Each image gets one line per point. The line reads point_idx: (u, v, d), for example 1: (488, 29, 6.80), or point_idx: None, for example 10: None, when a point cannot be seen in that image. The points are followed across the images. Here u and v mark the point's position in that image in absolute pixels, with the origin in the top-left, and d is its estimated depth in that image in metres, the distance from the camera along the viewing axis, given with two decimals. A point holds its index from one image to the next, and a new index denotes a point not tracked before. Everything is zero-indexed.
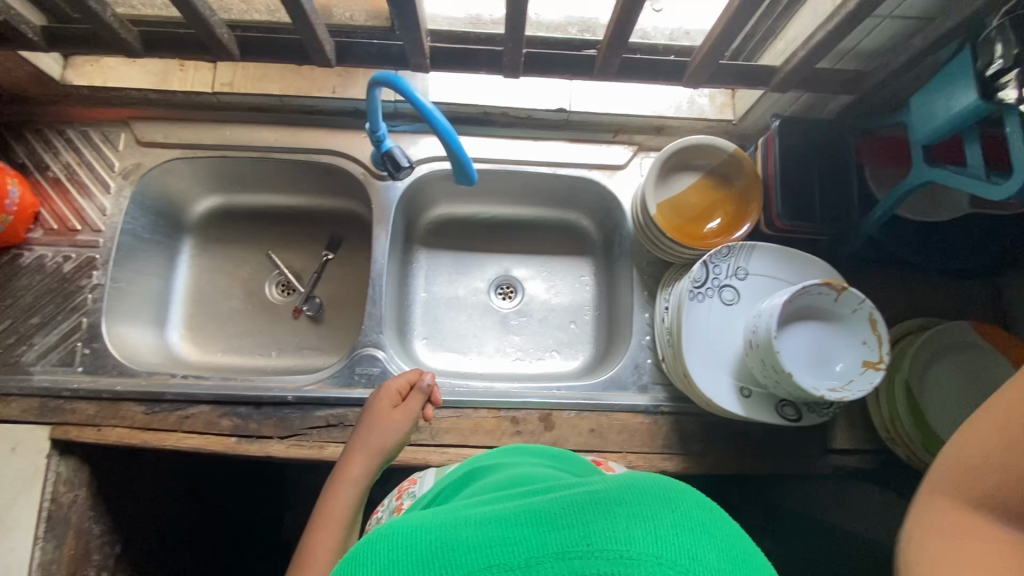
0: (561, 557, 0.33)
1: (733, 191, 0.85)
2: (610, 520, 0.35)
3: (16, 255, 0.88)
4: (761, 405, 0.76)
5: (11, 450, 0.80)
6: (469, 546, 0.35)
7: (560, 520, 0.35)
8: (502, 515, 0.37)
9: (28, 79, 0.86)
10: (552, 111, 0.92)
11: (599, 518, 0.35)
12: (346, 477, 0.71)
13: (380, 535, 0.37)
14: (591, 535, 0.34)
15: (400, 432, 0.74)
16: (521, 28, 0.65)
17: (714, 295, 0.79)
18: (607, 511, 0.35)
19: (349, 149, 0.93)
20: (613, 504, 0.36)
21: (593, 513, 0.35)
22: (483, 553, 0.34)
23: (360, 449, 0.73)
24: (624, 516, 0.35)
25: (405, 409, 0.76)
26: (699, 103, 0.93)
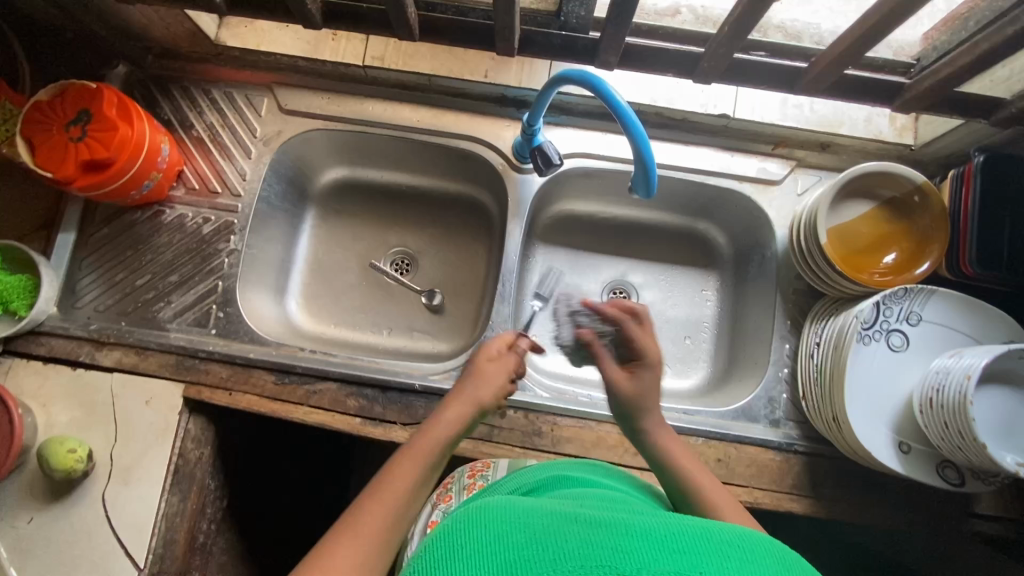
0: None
1: (914, 225, 0.77)
2: (724, 559, 0.37)
3: (158, 211, 0.89)
4: (921, 464, 0.70)
5: (147, 402, 0.82)
6: (583, 543, 0.38)
7: (677, 544, 0.38)
8: (611, 524, 0.40)
9: (185, 35, 0.86)
10: (713, 116, 0.86)
11: (710, 550, 0.38)
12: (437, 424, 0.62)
13: (473, 520, 0.42)
14: (704, 567, 0.37)
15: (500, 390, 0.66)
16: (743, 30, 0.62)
17: (881, 339, 0.73)
18: (715, 548, 0.38)
19: (490, 137, 0.90)
20: (723, 550, 0.38)
21: (705, 548, 0.38)
22: (593, 553, 0.37)
23: (459, 398, 0.64)
24: (736, 557, 0.38)
25: (500, 369, 0.68)
26: (878, 122, 0.85)
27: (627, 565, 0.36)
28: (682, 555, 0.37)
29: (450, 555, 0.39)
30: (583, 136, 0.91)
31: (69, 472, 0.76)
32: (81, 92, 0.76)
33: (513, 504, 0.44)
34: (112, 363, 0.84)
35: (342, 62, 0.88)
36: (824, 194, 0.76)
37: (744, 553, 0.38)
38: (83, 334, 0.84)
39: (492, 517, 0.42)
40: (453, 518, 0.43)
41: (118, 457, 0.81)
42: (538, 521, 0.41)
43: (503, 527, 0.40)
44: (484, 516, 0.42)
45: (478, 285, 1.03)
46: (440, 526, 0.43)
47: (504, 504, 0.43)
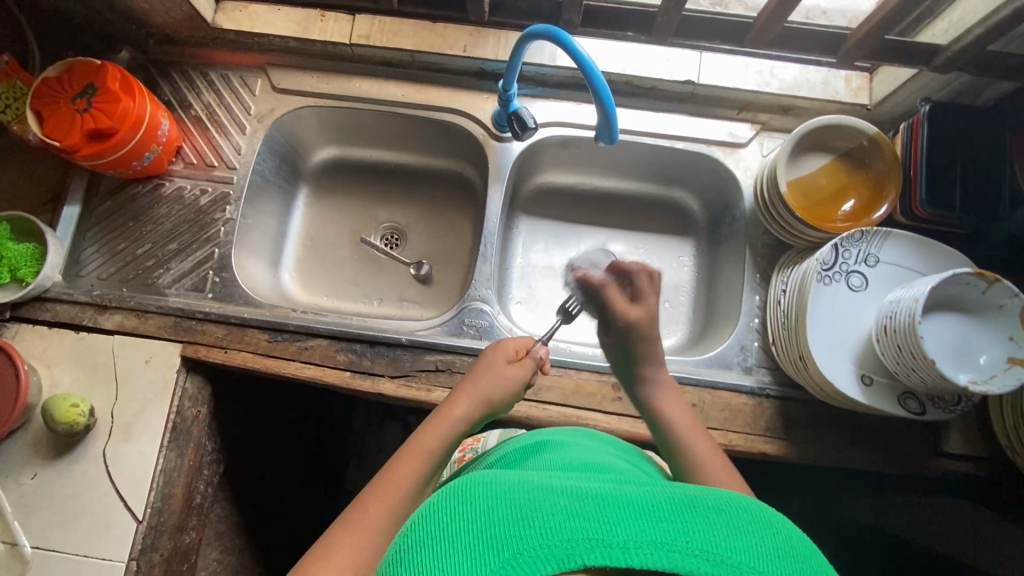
0: (658, 546, 0.39)
1: (869, 175, 0.82)
2: (705, 525, 0.41)
3: (158, 185, 0.94)
4: (883, 395, 0.74)
5: (147, 361, 0.86)
6: (572, 514, 0.41)
7: (660, 514, 0.41)
8: (597, 493, 0.43)
9: (183, 20, 0.92)
10: (679, 83, 0.91)
11: (691, 519, 0.41)
12: (447, 414, 0.65)
13: (465, 494, 0.44)
14: (687, 536, 0.40)
15: (513, 389, 0.69)
16: None
17: (841, 279, 0.77)
18: (700, 515, 0.41)
19: (470, 108, 0.95)
20: (704, 514, 0.41)
21: (687, 517, 0.41)
22: (583, 525, 0.40)
23: (471, 393, 0.67)
24: (718, 526, 0.41)
25: (517, 369, 0.71)
26: (834, 84, 0.90)
27: (613, 537, 0.40)
28: (668, 525, 0.40)
29: (447, 530, 0.42)
30: (558, 106, 0.96)
31: (71, 425, 0.80)
32: (87, 68, 0.82)
33: (503, 476, 0.46)
34: (113, 325, 0.88)
35: (330, 41, 0.93)
36: (783, 146, 0.81)
37: (726, 523, 0.41)
38: (86, 299, 0.89)
39: (484, 492, 0.44)
40: (446, 491, 0.46)
41: (118, 414, 0.85)
42: (528, 492, 0.43)
43: (495, 501, 0.43)
44: (477, 491, 0.44)
45: (464, 255, 1.08)
46: (435, 500, 0.46)
47: (495, 479, 0.46)
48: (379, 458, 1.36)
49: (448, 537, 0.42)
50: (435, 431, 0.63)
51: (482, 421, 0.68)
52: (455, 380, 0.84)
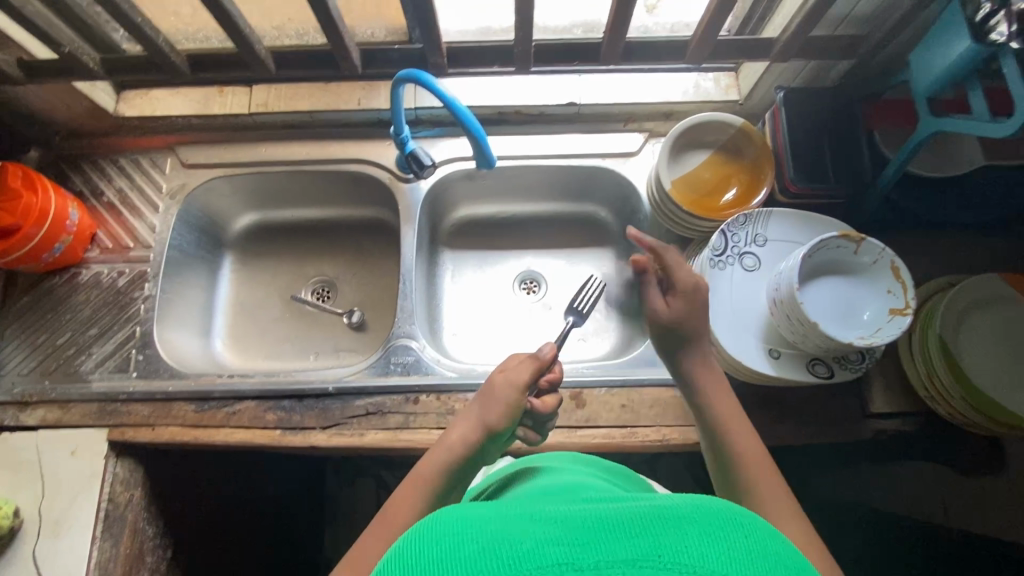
0: (630, 564, 0.34)
1: (745, 164, 0.88)
2: (681, 535, 0.36)
3: (75, 273, 0.95)
4: (792, 365, 0.76)
5: (72, 452, 0.84)
6: (542, 543, 0.36)
7: (634, 530, 0.37)
8: (569, 519, 0.39)
9: (86, 113, 0.95)
10: (564, 105, 0.97)
11: (670, 533, 0.36)
12: (444, 441, 0.67)
13: (430, 528, 0.39)
14: (662, 548, 0.35)
15: (510, 407, 0.68)
16: (528, 18, 0.72)
17: (735, 262, 0.80)
18: (675, 525, 0.37)
19: (374, 156, 1.00)
20: (676, 524, 0.37)
21: (665, 529, 0.36)
22: (552, 549, 0.35)
23: (467, 418, 0.69)
24: (697, 534, 0.36)
25: (514, 375, 0.70)
26: (705, 86, 0.96)
27: (586, 559, 0.35)
28: (639, 540, 0.36)
29: (408, 561, 0.36)
30: (457, 144, 1.01)
31: None
32: None
33: (473, 510, 0.40)
34: (37, 421, 0.86)
35: (231, 113, 0.97)
36: (662, 148, 0.86)
37: (703, 527, 0.37)
38: (8, 397, 0.87)
39: (450, 529, 0.38)
40: (412, 534, 0.39)
41: (46, 511, 0.82)
42: (496, 524, 0.38)
43: (463, 533, 0.37)
44: (442, 525, 0.38)
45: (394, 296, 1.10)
46: (398, 548, 0.38)
47: (464, 509, 0.40)
48: (351, 519, 1.32)
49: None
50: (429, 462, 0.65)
51: (486, 444, 0.68)
52: (387, 420, 0.84)
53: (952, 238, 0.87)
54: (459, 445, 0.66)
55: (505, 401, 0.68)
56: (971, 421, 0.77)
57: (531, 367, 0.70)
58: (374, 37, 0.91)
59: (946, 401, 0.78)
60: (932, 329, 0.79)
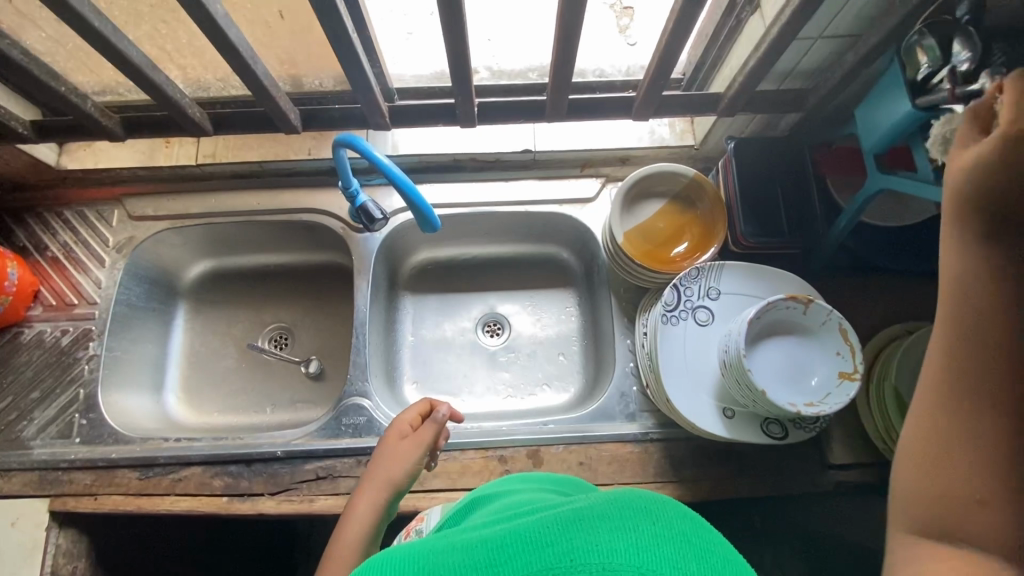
0: (544, 573, 0.35)
1: (698, 213, 0.87)
2: (593, 531, 0.36)
3: (17, 333, 0.92)
4: (746, 425, 0.75)
5: (11, 524, 0.81)
6: (455, 569, 0.36)
7: (547, 538, 0.36)
8: (486, 539, 0.38)
9: (26, 168, 0.93)
10: (518, 153, 0.96)
11: (583, 533, 0.36)
12: (356, 509, 0.70)
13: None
14: (573, 552, 0.35)
15: (412, 463, 0.72)
16: (467, 79, 0.70)
17: (688, 317, 0.79)
18: (588, 525, 0.36)
19: (327, 205, 0.98)
20: (592, 520, 0.37)
21: (575, 531, 0.36)
22: None
23: (372, 481, 0.72)
24: (607, 528, 0.36)
25: (414, 440, 0.74)
26: (660, 132, 0.96)
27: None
28: (550, 549, 0.35)
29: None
30: None
31: None
32: None
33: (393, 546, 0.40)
34: None
35: (177, 164, 0.95)
36: (614, 200, 0.85)
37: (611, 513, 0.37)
38: None
39: (368, 570, 0.38)
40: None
41: None
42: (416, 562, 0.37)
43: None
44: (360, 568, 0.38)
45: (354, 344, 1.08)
46: None
47: (386, 552, 0.39)
48: None
49: None
50: (349, 531, 0.68)
51: (395, 502, 0.72)
52: (339, 484, 0.82)
53: (906, 285, 0.87)
54: (372, 510, 0.70)
55: (405, 458, 0.73)
56: None
57: (430, 430, 0.74)
58: (322, 88, 0.87)
59: None
60: (888, 382, 0.78)
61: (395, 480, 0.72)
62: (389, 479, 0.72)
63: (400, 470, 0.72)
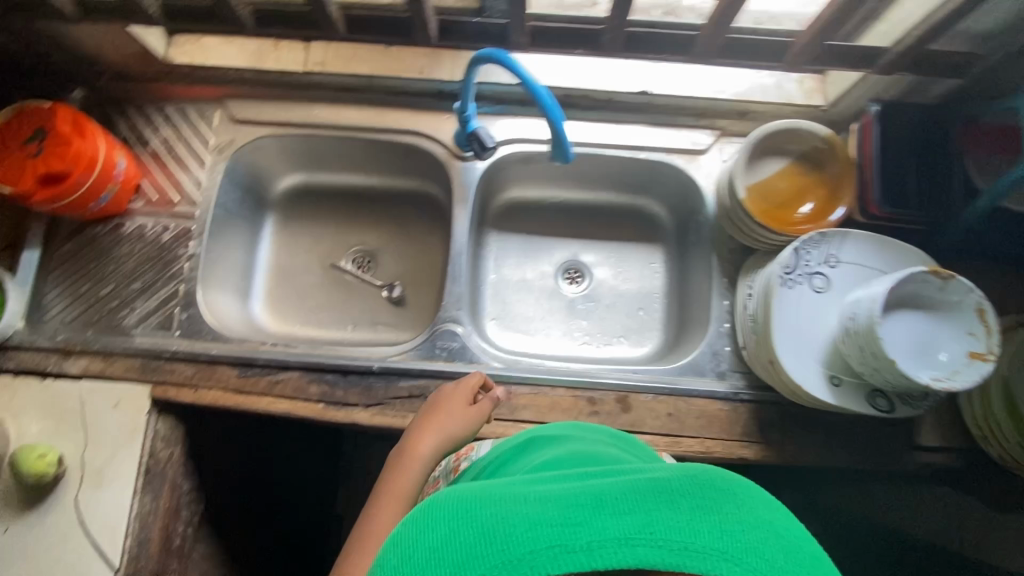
0: (622, 542, 0.36)
1: (824, 177, 0.83)
2: (670, 511, 0.38)
3: (118, 224, 0.93)
4: (853, 395, 0.74)
5: (115, 405, 0.85)
6: (532, 521, 0.38)
7: (626, 505, 0.38)
8: (560, 494, 0.40)
9: (135, 56, 0.90)
10: (636, 94, 0.92)
11: (660, 505, 0.38)
12: (409, 462, 0.70)
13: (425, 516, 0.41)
14: (653, 525, 0.37)
15: (471, 429, 0.74)
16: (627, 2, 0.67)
17: (805, 282, 0.77)
18: (670, 499, 0.38)
19: (431, 129, 0.96)
20: (672, 495, 0.38)
21: (654, 504, 0.38)
22: (542, 532, 0.37)
23: (427, 435, 0.72)
24: (685, 508, 0.38)
25: (477, 408, 0.75)
26: (788, 87, 0.91)
27: (576, 540, 0.37)
28: (630, 516, 0.37)
29: (414, 547, 0.40)
30: (518, 123, 0.97)
31: (40, 477, 0.79)
32: (35, 112, 0.81)
33: (470, 487, 0.43)
34: (79, 370, 0.86)
35: (285, 70, 0.93)
36: (740, 153, 0.81)
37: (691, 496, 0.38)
38: (51, 345, 0.87)
39: (444, 514, 0.41)
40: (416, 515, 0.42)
41: (90, 460, 0.83)
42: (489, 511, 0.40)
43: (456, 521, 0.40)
44: (435, 507, 0.42)
45: (437, 275, 1.08)
46: (399, 532, 0.42)
47: (463, 493, 0.42)
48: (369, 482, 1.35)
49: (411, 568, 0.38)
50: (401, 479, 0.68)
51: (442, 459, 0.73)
52: None
53: None
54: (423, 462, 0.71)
55: (466, 424, 0.74)
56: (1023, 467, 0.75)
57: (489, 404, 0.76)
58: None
59: (1001, 444, 0.76)
60: (999, 370, 0.77)
61: (450, 443, 0.73)
62: (446, 433, 0.73)
63: (457, 429, 0.73)
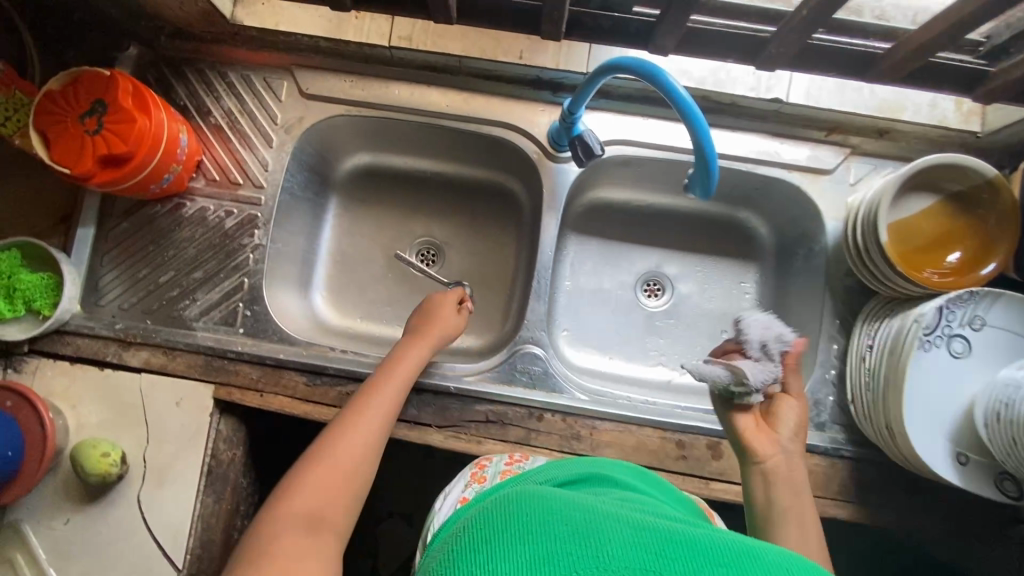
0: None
1: (978, 223, 0.73)
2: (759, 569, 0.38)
3: (177, 204, 0.85)
4: (979, 475, 0.68)
5: (177, 403, 0.80)
6: (620, 542, 0.39)
7: (713, 550, 0.39)
8: (644, 525, 0.41)
9: (199, 15, 0.79)
10: (764, 102, 0.81)
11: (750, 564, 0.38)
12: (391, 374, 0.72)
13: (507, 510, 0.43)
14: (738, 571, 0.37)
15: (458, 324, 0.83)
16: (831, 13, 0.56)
17: (942, 345, 0.69)
18: (762, 564, 0.38)
19: (523, 122, 0.85)
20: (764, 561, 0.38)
21: (745, 562, 0.38)
22: (633, 551, 0.38)
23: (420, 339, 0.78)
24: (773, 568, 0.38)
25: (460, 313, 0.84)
26: (943, 107, 0.80)
27: (664, 567, 0.37)
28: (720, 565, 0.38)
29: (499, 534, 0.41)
30: (623, 122, 0.86)
31: (104, 476, 0.76)
32: (94, 79, 0.71)
33: (560, 497, 0.44)
34: (140, 363, 0.81)
35: (367, 43, 0.82)
36: (887, 189, 0.71)
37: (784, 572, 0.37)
38: (109, 333, 0.82)
39: (529, 508, 0.43)
40: (500, 499, 0.46)
41: (151, 458, 0.80)
42: (574, 513, 0.42)
43: (541, 512, 0.42)
44: (523, 508, 0.43)
45: (508, 277, 1.00)
46: (487, 512, 0.44)
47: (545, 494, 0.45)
48: None
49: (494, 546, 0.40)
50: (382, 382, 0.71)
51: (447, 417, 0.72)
52: (508, 432, 0.79)
53: None
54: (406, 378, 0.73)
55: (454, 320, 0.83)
56: None
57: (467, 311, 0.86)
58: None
59: None
60: None
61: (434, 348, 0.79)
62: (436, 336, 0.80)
63: (450, 318, 0.82)
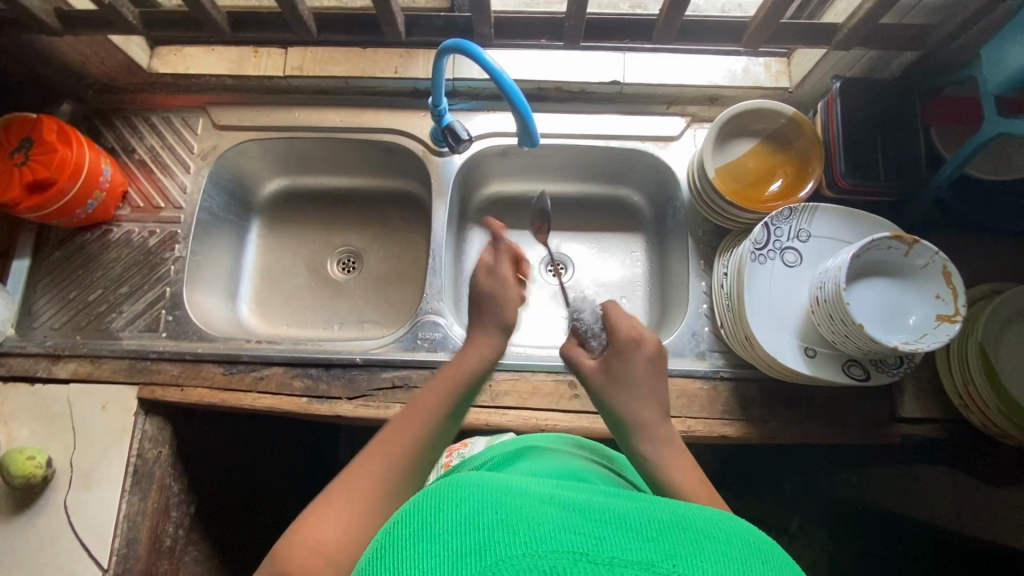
0: (646, 567, 0.35)
1: (792, 155, 0.85)
2: (696, 548, 0.37)
3: (106, 231, 0.95)
4: (828, 363, 0.75)
5: (103, 407, 0.86)
6: (553, 528, 0.36)
7: (649, 533, 0.37)
8: (584, 507, 0.39)
9: (120, 69, 0.95)
10: (606, 84, 0.95)
11: (682, 541, 0.37)
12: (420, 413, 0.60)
13: (434, 499, 0.40)
14: (676, 557, 0.36)
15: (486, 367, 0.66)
16: None
17: (776, 257, 0.79)
18: (694, 539, 0.37)
19: (407, 127, 0.98)
20: (703, 537, 0.37)
21: (674, 538, 0.37)
22: (569, 536, 0.36)
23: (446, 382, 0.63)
24: (709, 550, 0.37)
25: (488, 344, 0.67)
26: (755, 71, 0.94)
27: (600, 552, 0.35)
28: (653, 545, 0.36)
29: (420, 533, 0.37)
30: (492, 118, 0.99)
31: (29, 478, 0.79)
32: (23, 123, 0.84)
33: (482, 477, 0.42)
34: (68, 374, 0.87)
35: (265, 75, 0.96)
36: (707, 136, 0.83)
37: (715, 549, 0.37)
38: (40, 350, 0.88)
39: (465, 495, 0.39)
40: (430, 492, 0.41)
41: (77, 463, 0.84)
42: (512, 500, 0.39)
43: (477, 504, 0.38)
44: (454, 492, 0.40)
45: (419, 272, 1.08)
46: (411, 505, 0.40)
47: (482, 482, 0.41)
48: None
49: (423, 538, 0.37)
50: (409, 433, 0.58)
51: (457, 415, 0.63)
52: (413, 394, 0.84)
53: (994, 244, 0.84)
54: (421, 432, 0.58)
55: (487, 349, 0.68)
56: (1003, 432, 0.74)
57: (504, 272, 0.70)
58: None
59: (980, 410, 0.76)
60: (973, 337, 0.75)
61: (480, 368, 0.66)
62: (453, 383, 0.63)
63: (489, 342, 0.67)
